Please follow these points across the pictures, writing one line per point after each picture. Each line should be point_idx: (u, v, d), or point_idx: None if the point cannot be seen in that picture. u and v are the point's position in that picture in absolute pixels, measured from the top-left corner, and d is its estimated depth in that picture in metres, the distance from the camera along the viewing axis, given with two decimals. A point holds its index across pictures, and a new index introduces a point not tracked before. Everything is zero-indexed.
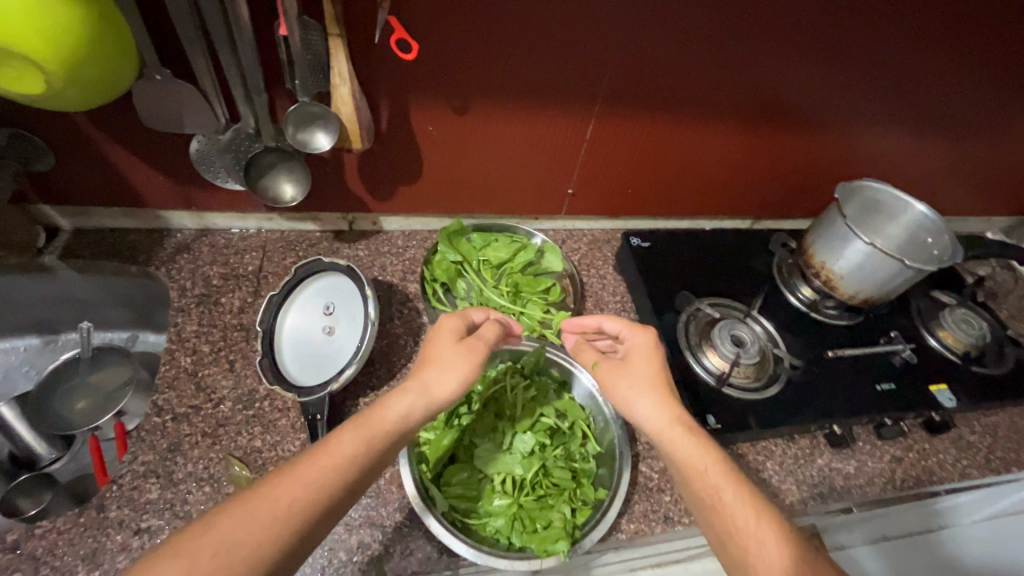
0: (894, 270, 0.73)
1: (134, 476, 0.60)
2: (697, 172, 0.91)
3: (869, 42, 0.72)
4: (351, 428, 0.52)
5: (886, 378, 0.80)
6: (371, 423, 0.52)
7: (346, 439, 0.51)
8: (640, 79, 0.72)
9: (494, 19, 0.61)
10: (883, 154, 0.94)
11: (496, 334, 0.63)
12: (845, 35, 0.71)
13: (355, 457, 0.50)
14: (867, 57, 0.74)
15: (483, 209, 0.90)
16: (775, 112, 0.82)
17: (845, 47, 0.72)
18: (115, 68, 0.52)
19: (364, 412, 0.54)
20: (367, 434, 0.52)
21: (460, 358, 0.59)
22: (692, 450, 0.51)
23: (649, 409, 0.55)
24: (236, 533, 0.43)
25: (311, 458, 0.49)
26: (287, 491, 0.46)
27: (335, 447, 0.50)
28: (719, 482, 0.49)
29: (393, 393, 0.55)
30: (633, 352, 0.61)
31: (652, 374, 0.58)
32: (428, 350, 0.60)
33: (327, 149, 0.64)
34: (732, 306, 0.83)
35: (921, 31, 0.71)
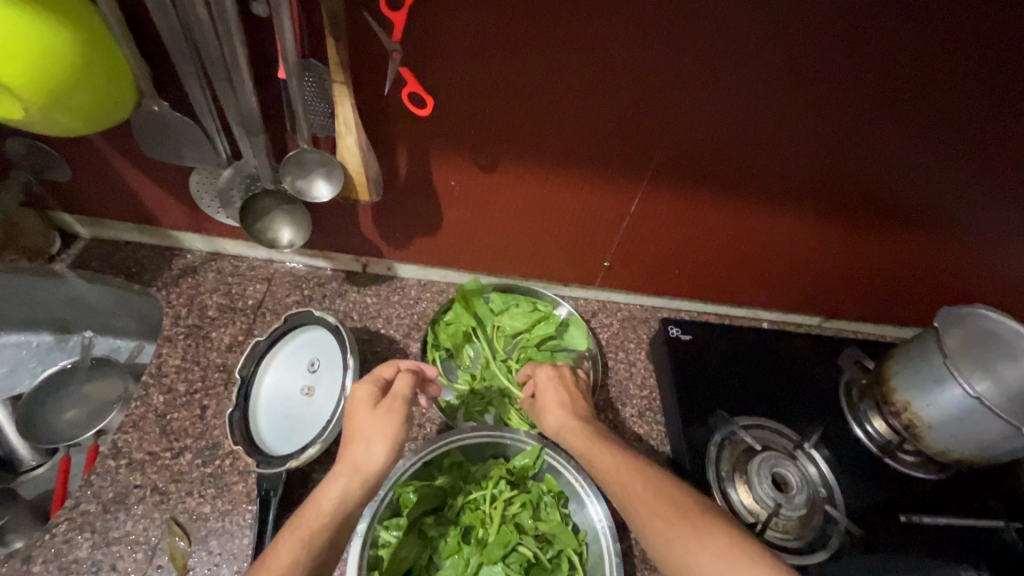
0: (1002, 434, 0.57)
1: (70, 526, 0.56)
2: (759, 258, 0.77)
3: (1005, 137, 0.57)
4: (285, 536, 0.44)
5: (976, 564, 0.62)
6: (308, 522, 0.45)
7: (282, 547, 0.42)
8: (700, 154, 0.61)
9: (528, 80, 0.52)
10: (1005, 269, 0.76)
11: (408, 386, 0.56)
12: (973, 125, 0.56)
13: (300, 566, 0.41)
14: (999, 152, 0.59)
15: (508, 268, 0.81)
16: (865, 206, 0.68)
17: (967, 140, 0.58)
18: (103, 96, 0.48)
19: (297, 517, 0.45)
20: (305, 533, 0.44)
21: (367, 410, 0.53)
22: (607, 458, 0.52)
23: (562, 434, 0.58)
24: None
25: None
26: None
27: (271, 561, 0.41)
28: (636, 481, 0.48)
29: (323, 484, 0.48)
30: (543, 385, 0.64)
31: (559, 395, 0.62)
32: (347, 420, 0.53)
33: (326, 200, 0.58)
34: (781, 432, 0.68)
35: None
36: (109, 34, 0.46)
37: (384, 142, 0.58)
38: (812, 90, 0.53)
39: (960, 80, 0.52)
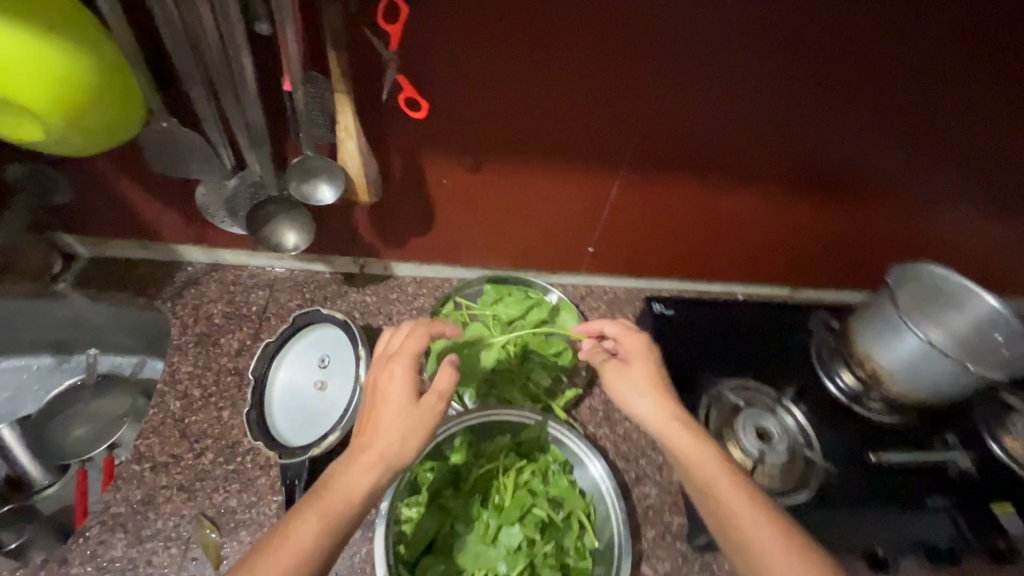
0: (952, 372, 0.64)
1: (102, 528, 0.58)
2: (732, 234, 0.83)
3: (940, 110, 0.65)
4: (310, 510, 0.45)
5: (937, 493, 0.70)
6: (333, 508, 0.45)
7: (303, 529, 0.43)
8: (672, 141, 0.67)
9: (514, 83, 0.57)
10: (949, 231, 0.85)
11: (452, 381, 0.53)
12: (912, 101, 0.63)
13: (318, 553, 0.43)
14: (937, 124, 0.66)
15: (499, 261, 0.86)
16: (823, 179, 0.75)
17: (909, 115, 0.65)
18: (119, 118, 0.51)
19: (321, 493, 0.46)
20: (327, 512, 0.45)
21: (396, 403, 0.50)
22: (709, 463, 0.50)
23: (649, 410, 0.56)
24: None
25: (266, 559, 0.42)
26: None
27: (293, 541, 0.43)
28: (746, 510, 0.47)
29: (349, 464, 0.47)
30: (636, 359, 0.60)
31: (652, 373, 0.58)
32: (373, 399, 0.52)
33: (330, 202, 0.61)
34: (760, 390, 0.75)
35: (1007, 99, 0.63)
36: (121, 56, 0.49)
37: (381, 146, 0.62)
38: (771, 76, 0.59)
39: (897, 60, 0.59)
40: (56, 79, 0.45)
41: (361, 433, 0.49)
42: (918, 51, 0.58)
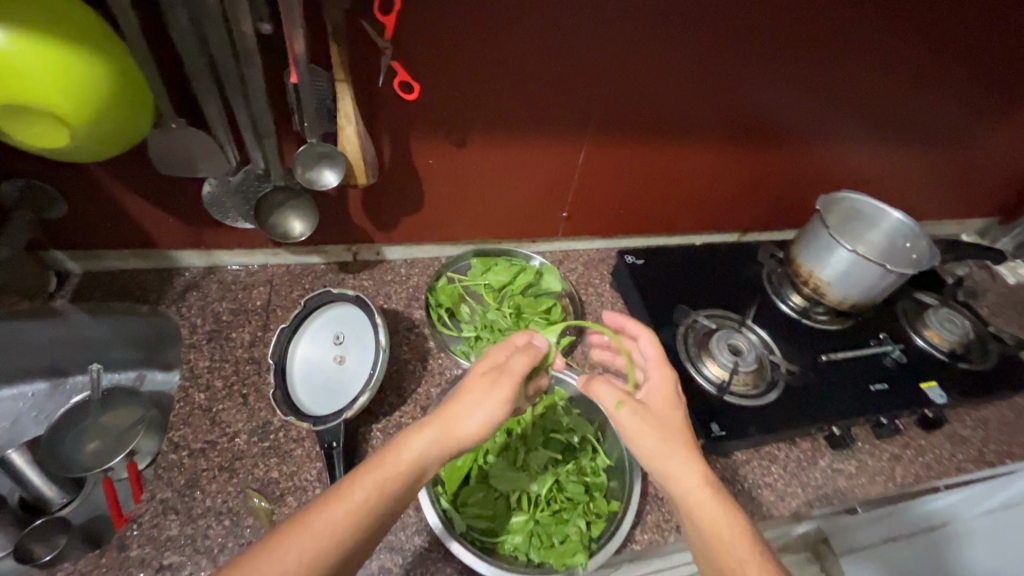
0: (878, 276, 0.78)
1: (154, 513, 0.61)
2: (685, 187, 0.95)
3: (830, 57, 0.80)
4: (367, 471, 0.49)
5: (879, 379, 0.83)
6: (387, 470, 0.49)
7: (359, 485, 0.48)
8: (630, 107, 0.77)
9: (493, 62, 0.66)
10: (853, 162, 1.02)
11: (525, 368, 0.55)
12: (809, 51, 0.78)
13: (371, 508, 0.48)
14: (829, 69, 0.82)
15: (482, 235, 0.93)
16: (752, 128, 0.88)
17: (808, 64, 0.80)
18: (134, 120, 0.55)
19: (379, 455, 0.50)
20: (380, 479, 0.49)
21: (492, 392, 0.53)
22: (726, 526, 0.49)
23: (675, 470, 0.51)
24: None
25: (322, 509, 0.47)
26: (292, 549, 0.45)
27: (348, 496, 0.48)
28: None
29: (412, 429, 0.52)
30: (665, 407, 0.56)
31: (682, 428, 0.55)
32: (468, 382, 0.55)
33: (334, 185, 0.67)
34: (728, 316, 0.86)
35: (877, 42, 0.80)
36: (133, 62, 0.52)
37: (374, 131, 0.69)
38: (702, 38, 0.71)
39: (796, 16, 0.72)
40: (80, 87, 0.48)
41: (447, 403, 0.53)
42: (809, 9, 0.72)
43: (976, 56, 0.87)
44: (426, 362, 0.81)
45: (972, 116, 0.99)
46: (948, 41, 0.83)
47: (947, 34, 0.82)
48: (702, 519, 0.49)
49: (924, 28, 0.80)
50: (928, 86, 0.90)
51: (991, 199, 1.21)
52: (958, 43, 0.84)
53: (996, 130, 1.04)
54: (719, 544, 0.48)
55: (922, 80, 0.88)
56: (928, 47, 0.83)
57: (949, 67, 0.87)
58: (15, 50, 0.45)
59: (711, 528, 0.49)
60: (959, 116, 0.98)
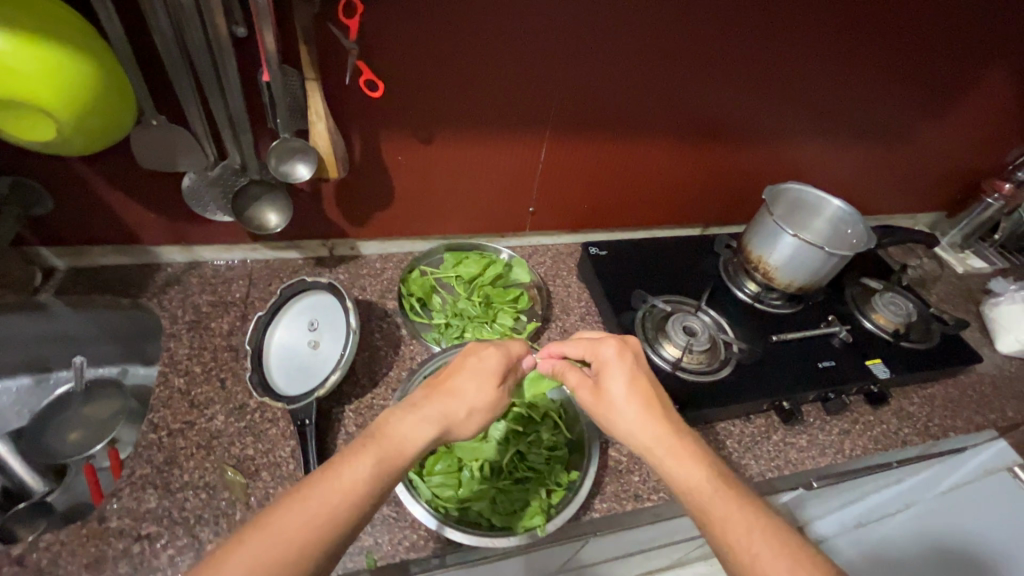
0: (820, 259, 0.83)
1: (133, 488, 0.64)
2: (643, 182, 1.02)
3: (768, 58, 0.88)
4: (365, 450, 0.49)
5: (827, 357, 0.88)
6: (388, 449, 0.50)
7: (359, 462, 0.48)
8: (585, 103, 0.84)
9: (452, 62, 0.72)
10: (800, 158, 1.10)
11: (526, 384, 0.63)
12: (747, 53, 0.86)
13: (370, 485, 0.48)
14: (768, 68, 0.89)
15: (453, 230, 0.98)
16: (702, 125, 0.96)
17: (748, 63, 0.87)
18: (119, 115, 0.60)
19: (377, 435, 0.51)
20: (380, 457, 0.49)
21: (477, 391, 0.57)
22: (689, 468, 0.54)
23: (637, 429, 0.57)
24: (245, 563, 0.41)
25: (321, 484, 0.46)
26: (292, 524, 0.44)
27: (346, 474, 0.47)
28: (743, 521, 0.50)
29: (400, 413, 0.53)
30: (612, 379, 0.61)
31: (639, 392, 0.59)
32: (455, 376, 0.58)
33: (307, 178, 0.72)
34: (685, 301, 0.92)
35: (809, 42, 0.88)
36: (117, 61, 0.57)
37: (343, 127, 0.74)
38: (647, 38, 0.78)
39: (732, 19, 0.80)
40: (65, 83, 0.53)
41: (438, 393, 0.56)
42: (743, 13, 0.80)
43: (903, 57, 0.95)
44: (398, 348, 0.85)
45: (908, 113, 1.07)
46: (875, 42, 0.91)
47: (873, 36, 0.90)
48: (666, 468, 0.55)
49: (851, 30, 0.88)
50: (860, 85, 0.98)
51: (935, 192, 1.29)
52: (885, 45, 0.92)
53: (931, 125, 1.12)
54: (685, 484, 0.54)
55: (855, 79, 0.96)
56: (856, 48, 0.91)
57: (877, 67, 0.96)
58: (11, 51, 0.49)
59: (681, 471, 0.54)
60: (895, 113, 1.06)
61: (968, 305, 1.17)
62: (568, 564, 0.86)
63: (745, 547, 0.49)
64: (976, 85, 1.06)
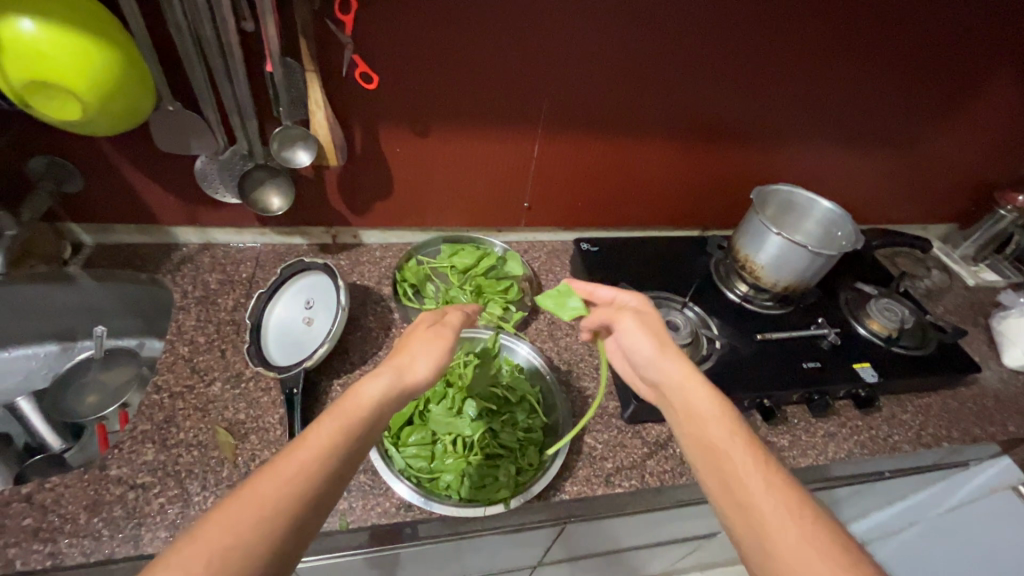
0: (805, 258, 0.84)
1: (133, 441, 0.70)
2: (638, 181, 1.04)
3: (761, 60, 0.89)
4: (328, 417, 0.49)
5: (813, 358, 0.88)
6: (349, 411, 0.50)
7: (322, 429, 0.48)
8: (577, 100, 0.87)
9: (444, 58, 0.77)
10: (801, 163, 1.10)
11: (460, 321, 0.65)
12: (738, 55, 0.88)
13: (336, 446, 0.48)
14: (762, 70, 0.91)
15: (451, 222, 1.02)
16: (698, 126, 0.97)
17: (742, 65, 0.89)
18: (138, 101, 0.66)
19: (338, 403, 0.51)
20: (341, 418, 0.49)
21: (431, 344, 0.59)
22: (707, 401, 0.58)
23: (663, 363, 0.62)
24: (221, 539, 0.40)
25: (288, 454, 0.46)
26: (263, 492, 0.43)
27: (312, 439, 0.47)
28: (749, 452, 0.52)
29: (366, 378, 0.53)
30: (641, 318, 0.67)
31: (666, 334, 0.65)
32: (407, 337, 0.60)
33: (306, 164, 0.79)
34: (671, 297, 0.93)
35: (803, 45, 0.89)
36: (137, 52, 0.64)
37: (343, 118, 0.80)
38: (637, 38, 0.81)
39: (721, 20, 0.82)
40: (89, 67, 0.59)
41: (391, 356, 0.57)
42: (732, 15, 0.82)
43: (904, 61, 0.95)
44: (389, 330, 0.89)
45: (913, 119, 1.06)
46: (873, 46, 0.92)
47: (870, 39, 0.91)
48: (689, 397, 0.59)
49: (847, 33, 0.89)
50: (859, 89, 0.98)
51: (945, 202, 1.26)
52: (883, 49, 0.92)
53: (939, 132, 1.10)
54: (701, 419, 0.56)
55: (853, 83, 0.97)
56: (853, 52, 0.92)
57: (876, 71, 0.96)
58: (45, 38, 0.56)
59: (698, 403, 0.58)
60: (899, 119, 1.06)
61: (977, 318, 1.14)
62: (547, 551, 0.88)
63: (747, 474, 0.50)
64: (985, 91, 1.04)
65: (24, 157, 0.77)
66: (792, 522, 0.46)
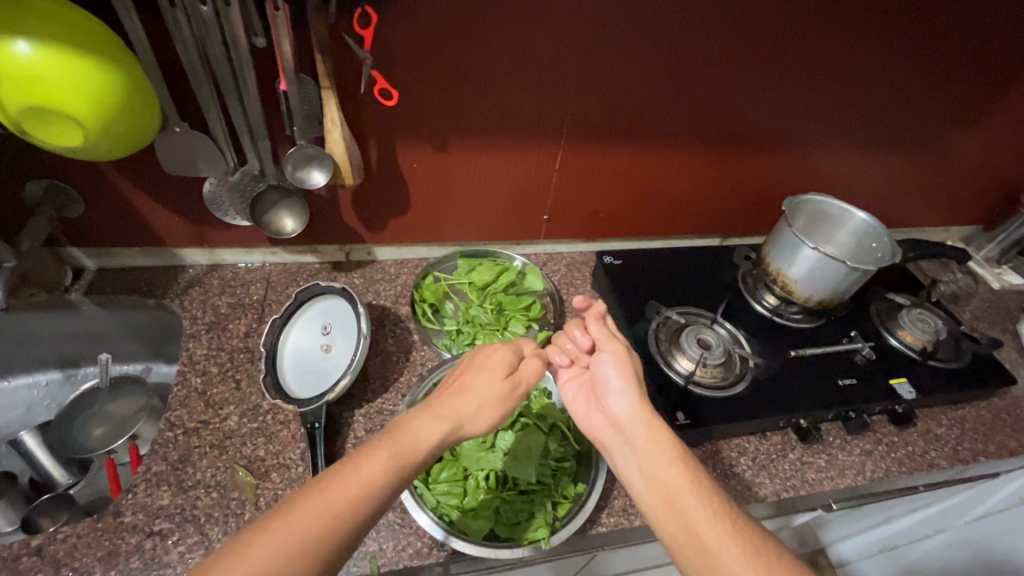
0: (841, 273, 0.81)
1: (148, 484, 0.66)
2: (662, 192, 1.01)
3: (791, 67, 0.86)
4: (383, 447, 0.50)
5: (847, 374, 0.86)
6: (404, 446, 0.50)
7: (377, 463, 0.48)
8: (600, 111, 0.83)
9: (465, 71, 0.73)
10: (827, 168, 1.07)
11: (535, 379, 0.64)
12: (767, 61, 0.84)
13: (388, 481, 0.48)
14: (791, 76, 0.87)
15: (468, 236, 0.98)
16: (724, 134, 0.94)
17: (771, 71, 0.86)
18: (143, 122, 0.62)
19: (395, 437, 0.51)
20: (398, 454, 0.50)
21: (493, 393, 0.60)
22: (660, 446, 0.57)
23: (623, 410, 0.62)
24: (251, 562, 0.41)
25: (342, 478, 0.46)
26: (311, 518, 0.44)
27: (364, 469, 0.47)
28: (708, 499, 0.53)
29: (423, 415, 0.54)
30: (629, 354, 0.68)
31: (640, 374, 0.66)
32: (472, 378, 0.60)
33: (321, 185, 0.75)
34: (700, 313, 0.91)
35: (833, 52, 0.86)
36: (142, 70, 0.59)
37: (359, 133, 0.76)
38: (666, 46, 0.77)
39: (752, 28, 0.79)
40: (90, 90, 0.55)
41: (456, 395, 0.58)
42: (766, 21, 0.78)
43: (935, 65, 0.92)
44: (410, 353, 0.86)
45: (940, 123, 1.03)
46: (905, 51, 0.89)
47: (904, 42, 0.87)
48: (641, 445, 0.58)
49: (880, 38, 0.86)
50: (890, 91, 0.94)
51: (968, 204, 1.24)
52: (916, 51, 0.89)
53: (967, 134, 1.07)
54: (659, 467, 0.56)
55: (883, 86, 0.93)
56: (886, 56, 0.88)
57: (908, 74, 0.92)
58: (40, 60, 0.52)
59: (654, 450, 0.57)
60: (927, 123, 1.03)
61: (1005, 323, 1.11)
62: None
63: (705, 525, 0.51)
64: (1015, 93, 1.01)
65: (22, 181, 0.73)
66: (740, 559, 0.49)
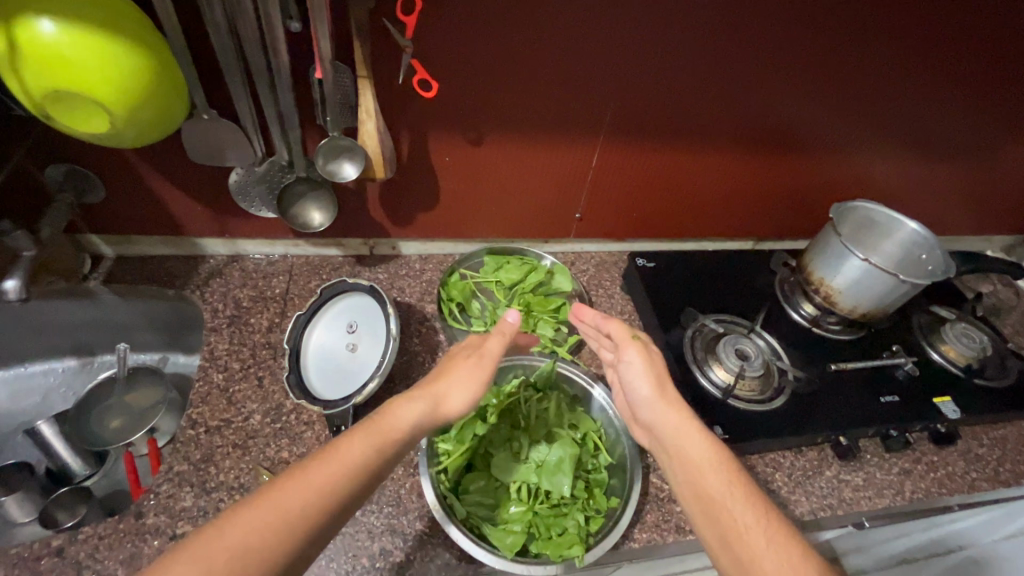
0: (891, 285, 0.77)
1: (170, 484, 0.64)
2: (698, 193, 0.97)
3: (845, 67, 0.82)
4: (362, 432, 0.51)
5: (889, 391, 0.82)
6: (384, 431, 0.51)
7: (356, 444, 0.49)
8: (642, 109, 0.80)
9: (507, 63, 0.69)
10: (870, 172, 1.02)
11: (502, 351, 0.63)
12: (821, 62, 0.80)
13: (367, 461, 0.49)
14: (844, 76, 0.83)
15: (497, 233, 0.95)
16: (768, 135, 0.90)
17: (823, 71, 0.81)
18: (170, 109, 0.58)
19: (373, 420, 0.52)
20: (377, 441, 0.50)
21: (470, 374, 0.60)
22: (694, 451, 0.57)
23: (657, 416, 0.61)
24: (240, 538, 0.41)
25: (322, 462, 0.47)
26: (291, 497, 0.44)
27: (346, 452, 0.48)
28: (746, 505, 0.51)
29: (402, 399, 0.55)
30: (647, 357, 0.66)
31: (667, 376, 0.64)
32: (449, 363, 0.61)
33: (353, 178, 0.72)
34: (736, 321, 0.88)
35: (891, 53, 0.81)
36: (171, 53, 0.56)
37: (393, 126, 0.72)
38: (718, 43, 0.73)
39: (810, 27, 0.74)
40: (117, 73, 0.51)
41: (432, 380, 0.58)
42: (824, 19, 0.74)
43: (997, 71, 0.87)
44: (436, 354, 0.83)
45: (993, 131, 0.99)
46: (968, 55, 0.84)
47: (967, 46, 0.82)
48: (678, 451, 0.58)
49: (943, 41, 0.81)
50: (945, 96, 0.90)
51: (1013, 214, 1.19)
52: (979, 55, 0.84)
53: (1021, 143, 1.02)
54: (697, 471, 0.56)
55: (940, 90, 0.88)
56: (946, 60, 0.84)
57: (967, 79, 0.88)
58: (66, 40, 0.48)
59: (690, 455, 0.57)
60: (980, 130, 0.98)
61: None
62: None
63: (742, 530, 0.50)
64: None
65: (41, 165, 0.70)
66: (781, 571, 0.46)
